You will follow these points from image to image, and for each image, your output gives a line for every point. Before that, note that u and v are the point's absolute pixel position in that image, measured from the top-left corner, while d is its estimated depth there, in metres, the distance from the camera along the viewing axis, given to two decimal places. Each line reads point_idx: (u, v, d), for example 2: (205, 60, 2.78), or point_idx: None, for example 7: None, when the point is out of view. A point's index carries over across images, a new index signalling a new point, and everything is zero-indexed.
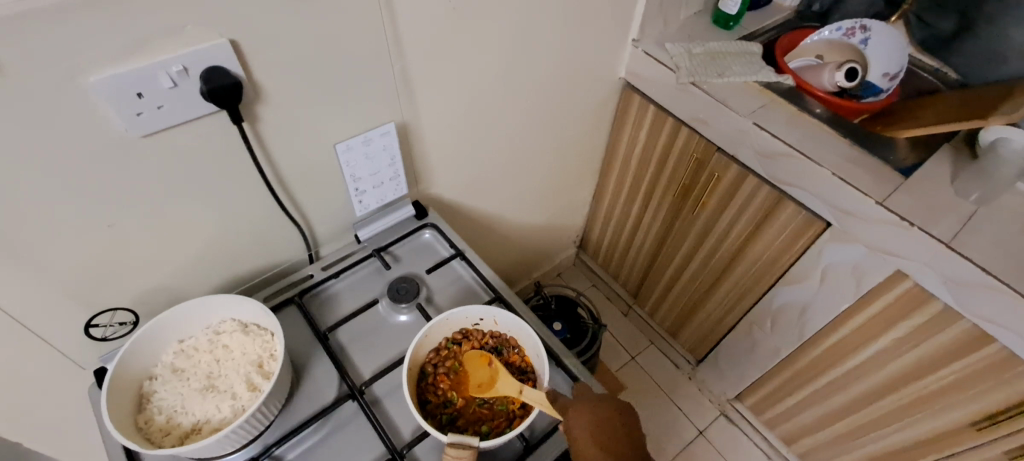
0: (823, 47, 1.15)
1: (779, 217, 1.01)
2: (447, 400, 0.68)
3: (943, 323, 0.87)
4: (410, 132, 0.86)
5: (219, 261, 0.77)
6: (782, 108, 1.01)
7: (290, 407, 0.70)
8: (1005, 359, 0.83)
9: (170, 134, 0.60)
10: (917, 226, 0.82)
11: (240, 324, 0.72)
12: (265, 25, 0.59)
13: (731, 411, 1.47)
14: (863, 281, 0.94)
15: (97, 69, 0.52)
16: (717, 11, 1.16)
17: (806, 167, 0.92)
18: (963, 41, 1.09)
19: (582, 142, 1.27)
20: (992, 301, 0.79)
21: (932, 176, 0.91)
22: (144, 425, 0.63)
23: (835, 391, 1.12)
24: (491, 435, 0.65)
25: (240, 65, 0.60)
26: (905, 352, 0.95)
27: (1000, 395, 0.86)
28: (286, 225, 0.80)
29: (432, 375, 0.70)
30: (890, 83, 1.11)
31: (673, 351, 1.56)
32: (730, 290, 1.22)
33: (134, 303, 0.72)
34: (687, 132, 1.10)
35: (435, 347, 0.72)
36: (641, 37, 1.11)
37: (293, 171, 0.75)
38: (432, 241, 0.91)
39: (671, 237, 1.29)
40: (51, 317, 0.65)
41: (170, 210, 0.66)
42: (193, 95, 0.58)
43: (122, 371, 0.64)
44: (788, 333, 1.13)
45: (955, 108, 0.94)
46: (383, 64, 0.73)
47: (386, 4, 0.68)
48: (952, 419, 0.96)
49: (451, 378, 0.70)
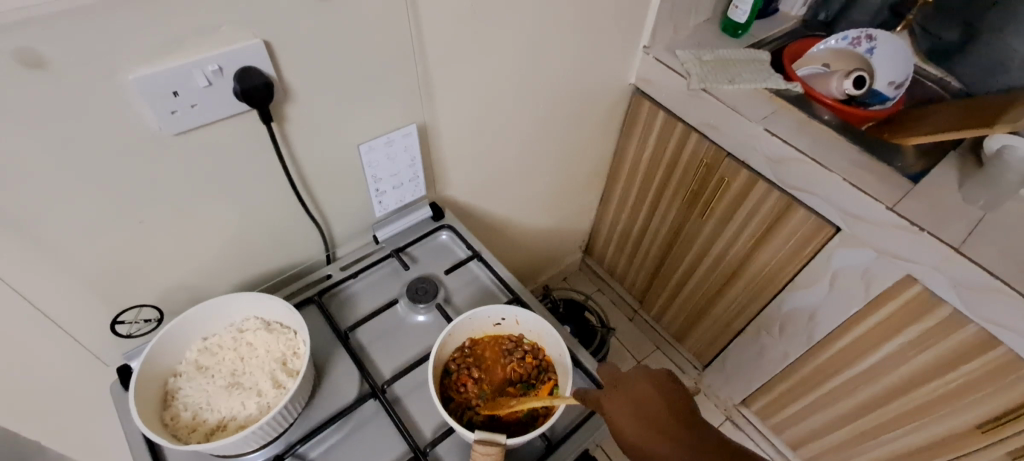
0: (830, 56, 1.18)
1: (789, 222, 1.02)
2: (475, 393, 0.69)
3: (952, 328, 0.88)
4: (429, 135, 0.87)
5: (240, 260, 0.77)
6: (792, 114, 1.03)
7: (312, 406, 0.70)
8: (1011, 363, 0.84)
9: (201, 132, 0.61)
10: (927, 230, 0.84)
11: (263, 322, 0.72)
12: (296, 27, 0.60)
13: (737, 416, 1.48)
14: (872, 285, 0.95)
15: (137, 66, 0.53)
16: (726, 19, 1.18)
17: (817, 173, 0.94)
18: (966, 52, 1.11)
19: (592, 146, 1.28)
20: (1001, 306, 0.80)
21: (940, 183, 0.93)
22: (170, 421, 0.64)
23: (842, 395, 1.13)
24: (516, 433, 0.66)
25: (271, 65, 0.61)
26: (913, 357, 0.96)
27: (1006, 398, 0.88)
28: (307, 225, 0.81)
29: (456, 373, 0.71)
30: (896, 91, 1.13)
31: (679, 356, 1.57)
32: (740, 294, 1.22)
33: (159, 300, 0.72)
34: (698, 138, 1.11)
35: (458, 346, 0.73)
36: (652, 43, 1.12)
37: (316, 172, 0.75)
38: (449, 242, 0.92)
39: (678, 244, 1.31)
40: (76, 313, 0.66)
41: (196, 208, 0.67)
42: (226, 93, 0.59)
43: (149, 366, 0.65)
44: (796, 338, 1.15)
45: (962, 116, 0.96)
46: (406, 69, 0.74)
47: (412, 9, 0.69)
48: (958, 423, 0.97)
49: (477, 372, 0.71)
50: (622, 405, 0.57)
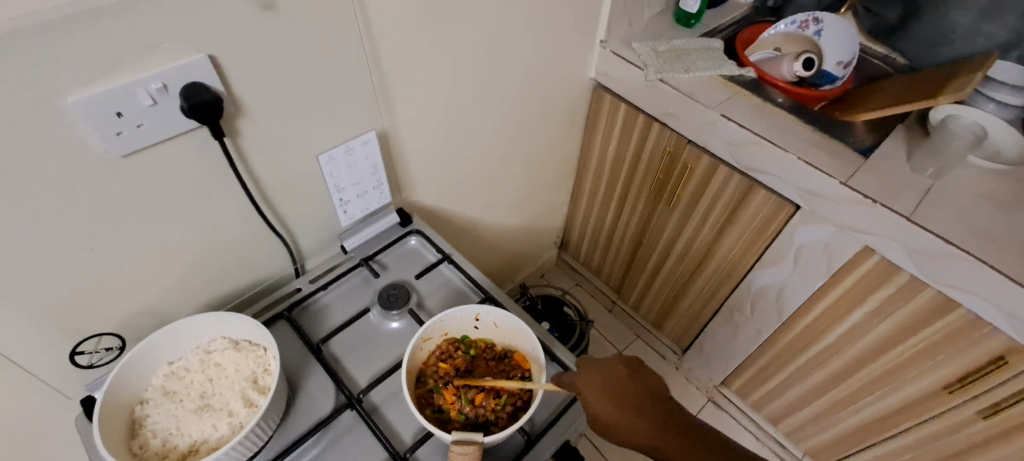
0: (780, 40, 1.22)
1: (752, 203, 1.05)
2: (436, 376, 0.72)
3: (911, 293, 0.92)
4: (390, 140, 0.87)
5: (203, 280, 0.76)
6: (746, 99, 1.05)
7: (288, 423, 0.69)
8: (970, 322, 0.88)
9: (150, 153, 0.59)
10: (879, 202, 0.87)
11: (231, 342, 0.71)
12: (241, 40, 0.59)
13: (718, 396, 1.52)
14: (833, 258, 0.98)
15: (75, 89, 0.51)
16: (678, 10, 1.21)
17: (774, 154, 0.96)
18: (906, 28, 1.16)
19: (558, 142, 1.30)
20: (955, 269, 0.83)
21: (889, 155, 0.96)
22: (139, 450, 0.62)
23: (817, 367, 1.16)
24: (434, 417, 0.67)
25: (219, 80, 0.60)
26: (878, 325, 0.99)
27: (968, 357, 0.91)
28: (271, 239, 0.80)
29: (454, 352, 0.74)
30: (844, 70, 1.16)
31: (659, 343, 1.60)
32: (711, 278, 1.25)
33: (120, 328, 0.71)
34: (659, 128, 1.13)
35: (475, 339, 0.77)
36: (608, 38, 1.14)
37: (276, 186, 0.75)
38: (418, 247, 0.92)
39: (649, 233, 1.33)
40: (31, 350, 0.63)
41: (152, 230, 0.65)
42: (173, 111, 0.58)
43: (113, 396, 0.63)
44: (768, 315, 1.17)
45: (906, 91, 1.00)
46: (360, 74, 0.74)
47: (361, 13, 0.68)
48: (925, 385, 1.00)
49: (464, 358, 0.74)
50: (609, 409, 0.61)
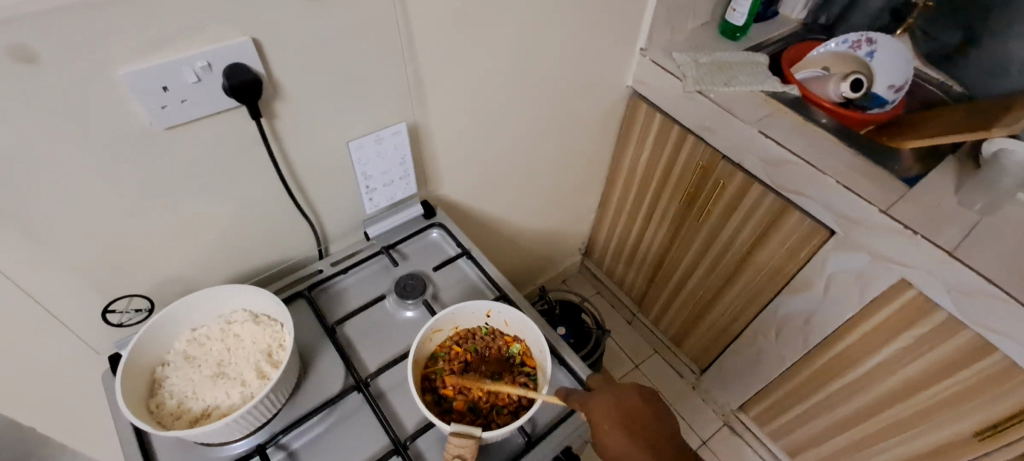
0: (829, 59, 1.17)
1: (785, 224, 1.01)
2: (445, 359, 0.72)
3: (947, 333, 0.87)
4: (420, 133, 0.88)
5: (231, 253, 0.79)
6: (787, 116, 1.02)
7: (297, 398, 0.71)
8: (1009, 369, 0.82)
9: (191, 127, 0.62)
10: (920, 234, 0.83)
11: (251, 314, 0.74)
12: (283, 26, 0.61)
13: (735, 422, 1.47)
14: (866, 289, 0.94)
15: (127, 62, 0.54)
16: (724, 22, 1.18)
17: (811, 175, 0.93)
18: (966, 55, 1.10)
19: (589, 147, 1.29)
20: (996, 312, 0.79)
21: (936, 186, 0.92)
22: (156, 409, 0.65)
23: (840, 401, 1.11)
24: (435, 403, 0.68)
25: (260, 63, 0.62)
26: (909, 363, 0.95)
27: (1004, 406, 0.86)
28: (298, 220, 0.82)
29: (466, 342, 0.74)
30: (896, 94, 1.10)
31: (677, 361, 1.56)
32: (736, 297, 1.21)
33: (150, 291, 0.74)
34: (693, 140, 1.11)
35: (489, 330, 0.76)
36: (649, 46, 1.13)
37: (307, 169, 0.77)
38: (439, 240, 0.93)
39: (675, 246, 1.31)
40: (69, 302, 0.67)
41: (187, 201, 0.68)
42: (215, 89, 0.61)
43: (136, 355, 0.66)
44: (792, 341, 1.13)
45: (956, 121, 0.95)
46: (395, 66, 0.75)
47: (400, 6, 0.70)
48: (955, 431, 0.95)
49: (481, 350, 0.74)
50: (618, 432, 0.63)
